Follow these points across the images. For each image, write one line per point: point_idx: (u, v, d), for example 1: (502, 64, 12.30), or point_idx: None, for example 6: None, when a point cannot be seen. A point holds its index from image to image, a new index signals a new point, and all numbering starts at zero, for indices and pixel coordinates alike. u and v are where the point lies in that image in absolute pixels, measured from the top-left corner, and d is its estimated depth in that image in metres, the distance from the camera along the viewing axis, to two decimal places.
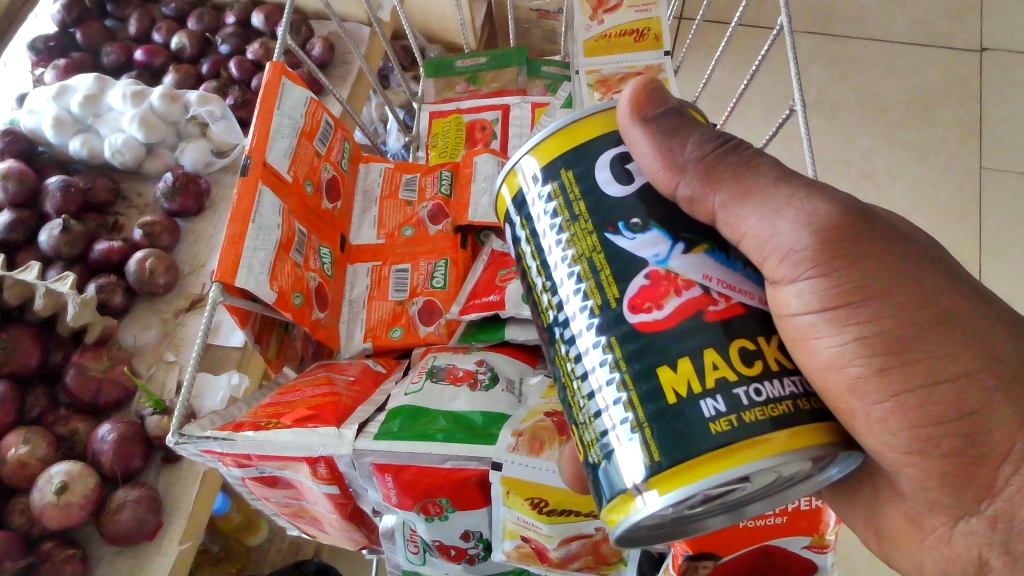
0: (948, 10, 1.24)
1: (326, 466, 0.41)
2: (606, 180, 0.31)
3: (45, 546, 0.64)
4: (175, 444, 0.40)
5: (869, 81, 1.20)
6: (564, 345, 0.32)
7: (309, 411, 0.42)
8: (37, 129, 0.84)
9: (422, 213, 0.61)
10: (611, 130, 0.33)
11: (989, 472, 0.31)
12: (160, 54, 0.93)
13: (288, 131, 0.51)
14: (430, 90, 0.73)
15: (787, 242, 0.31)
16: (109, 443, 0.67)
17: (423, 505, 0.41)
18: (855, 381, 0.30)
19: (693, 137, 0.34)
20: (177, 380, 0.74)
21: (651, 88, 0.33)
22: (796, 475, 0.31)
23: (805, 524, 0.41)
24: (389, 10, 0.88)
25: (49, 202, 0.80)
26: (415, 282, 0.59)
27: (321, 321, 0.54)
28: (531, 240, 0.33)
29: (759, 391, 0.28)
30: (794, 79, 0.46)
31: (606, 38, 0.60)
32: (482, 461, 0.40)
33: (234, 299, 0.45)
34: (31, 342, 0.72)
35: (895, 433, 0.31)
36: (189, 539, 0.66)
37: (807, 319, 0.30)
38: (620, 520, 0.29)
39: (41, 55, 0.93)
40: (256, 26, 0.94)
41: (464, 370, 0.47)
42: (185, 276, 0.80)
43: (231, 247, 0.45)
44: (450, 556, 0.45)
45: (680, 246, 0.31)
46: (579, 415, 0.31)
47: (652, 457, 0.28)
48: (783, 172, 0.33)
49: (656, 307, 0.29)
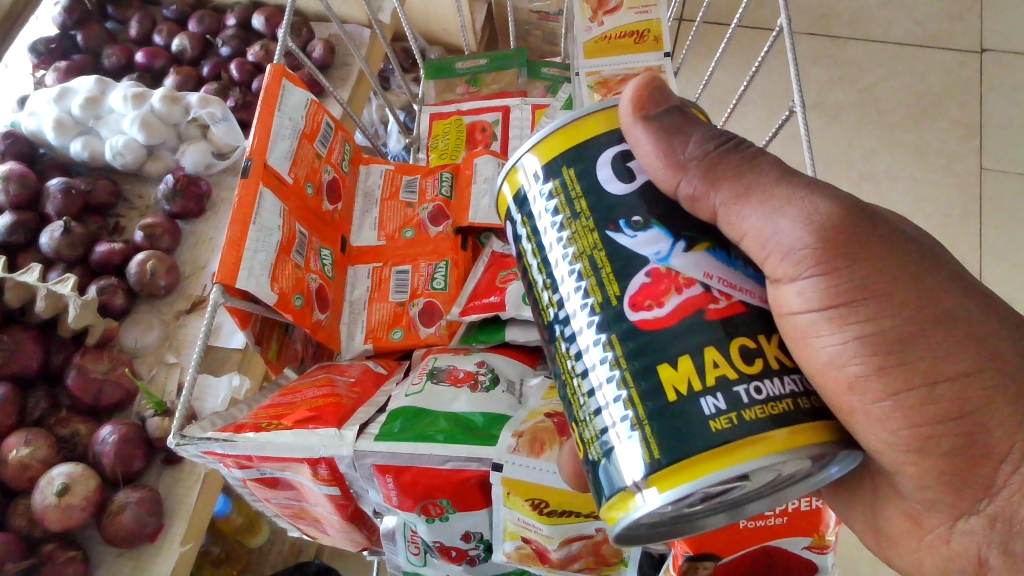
0: (947, 11, 1.24)
1: (326, 467, 0.41)
2: (607, 178, 0.32)
3: (47, 547, 0.64)
4: (176, 444, 0.40)
5: (869, 82, 1.20)
6: (564, 343, 0.32)
7: (310, 412, 0.42)
8: (38, 131, 0.84)
9: (423, 214, 0.61)
10: (613, 129, 0.33)
11: (988, 471, 0.31)
12: (160, 56, 0.94)
13: (289, 132, 0.51)
14: (431, 92, 0.73)
15: (787, 241, 0.32)
16: (110, 444, 0.67)
17: (423, 505, 0.41)
18: (855, 380, 0.30)
19: (694, 135, 0.34)
20: (178, 382, 0.74)
21: (652, 86, 0.33)
22: (796, 474, 0.31)
23: (806, 524, 0.40)
24: (389, 11, 0.88)
25: (50, 204, 0.80)
26: (415, 283, 0.59)
27: (321, 322, 0.54)
28: (531, 238, 0.33)
29: (760, 389, 0.28)
30: (794, 80, 0.46)
31: (606, 39, 0.60)
32: (482, 462, 0.40)
33: (235, 300, 0.45)
34: (32, 344, 0.72)
35: (895, 432, 0.31)
36: (189, 540, 0.66)
37: (807, 317, 0.30)
38: (619, 518, 0.29)
39: (42, 58, 0.93)
40: (256, 28, 0.94)
41: (465, 371, 0.47)
42: (186, 278, 0.80)
43: (232, 248, 0.45)
44: (451, 557, 0.45)
45: (681, 245, 0.31)
46: (579, 413, 0.31)
47: (652, 455, 0.28)
48: (784, 171, 0.33)
49: (657, 304, 0.29)
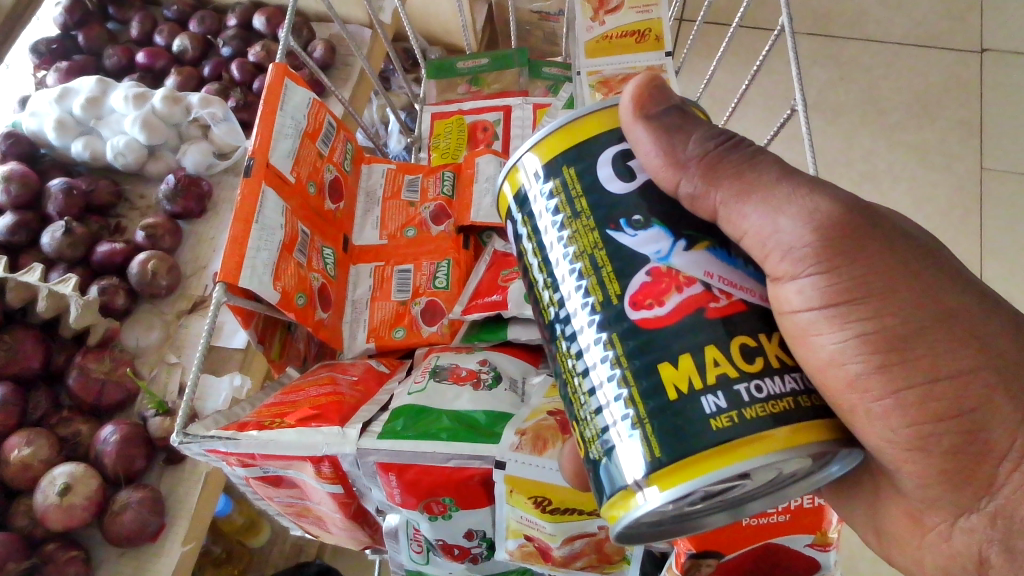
0: (947, 11, 1.24)
1: (330, 466, 0.41)
2: (608, 177, 0.32)
3: (48, 547, 0.64)
4: (179, 443, 0.40)
5: (869, 81, 1.20)
6: (565, 342, 0.32)
7: (313, 410, 0.42)
8: (39, 132, 0.84)
9: (424, 214, 0.61)
10: (613, 128, 0.33)
11: (988, 469, 0.31)
12: (162, 56, 0.94)
13: (291, 131, 0.51)
14: (431, 92, 0.73)
15: (788, 239, 0.32)
16: (112, 444, 0.67)
17: (426, 503, 0.41)
18: (855, 378, 0.30)
19: (695, 134, 0.34)
20: (179, 381, 0.74)
21: (652, 85, 0.33)
22: (797, 472, 0.31)
23: (807, 521, 0.41)
24: (390, 11, 0.88)
25: (51, 204, 0.80)
26: (417, 282, 0.59)
27: (323, 321, 0.54)
28: (532, 237, 0.33)
29: (760, 387, 0.28)
30: (795, 78, 0.45)
31: (607, 38, 0.60)
32: (485, 460, 0.40)
33: (237, 299, 0.45)
34: (34, 343, 0.72)
35: (896, 430, 0.31)
36: (191, 541, 0.66)
37: (808, 315, 0.30)
38: (620, 517, 0.29)
39: (44, 58, 0.94)
40: (257, 28, 0.94)
41: (467, 370, 0.47)
42: (187, 278, 0.81)
43: (234, 247, 0.45)
44: (453, 555, 0.45)
45: (682, 243, 0.31)
46: (580, 412, 0.31)
47: (652, 454, 0.28)
48: (784, 169, 0.33)
49: (657, 303, 0.29)
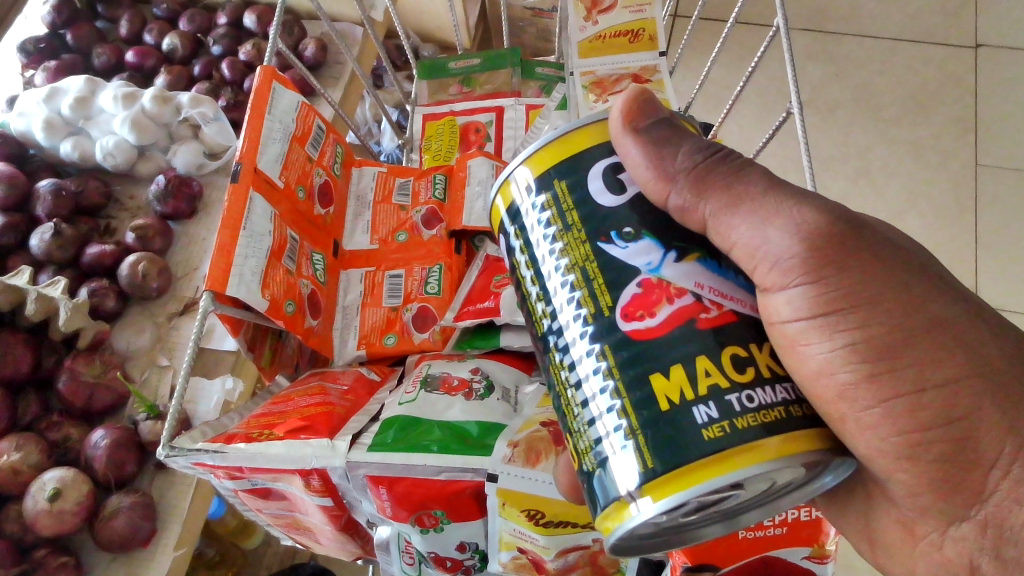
0: (943, 7, 1.24)
1: (319, 478, 0.40)
2: (599, 190, 0.31)
3: (39, 553, 0.64)
4: (166, 456, 0.40)
5: (864, 77, 1.20)
6: (557, 354, 0.31)
7: (303, 422, 0.41)
8: (28, 132, 0.83)
9: (416, 218, 0.60)
10: (604, 141, 0.32)
11: (977, 478, 0.31)
12: (151, 55, 0.93)
13: (279, 135, 0.50)
14: (422, 92, 0.71)
15: (776, 250, 0.31)
16: (102, 448, 0.67)
17: (418, 516, 0.41)
18: (845, 387, 0.29)
19: (684, 146, 0.34)
20: (171, 384, 0.73)
21: (642, 98, 0.33)
22: (790, 483, 0.30)
23: (805, 533, 0.41)
24: (382, 10, 0.87)
25: (40, 206, 0.79)
26: (409, 287, 0.58)
27: (314, 328, 0.54)
28: (525, 250, 0.33)
29: (752, 397, 0.27)
30: (790, 77, 0.44)
31: (601, 38, 0.59)
32: (477, 473, 0.39)
33: (225, 307, 0.44)
34: (23, 348, 0.71)
35: (884, 439, 0.30)
36: (183, 545, 0.66)
37: (797, 326, 0.30)
38: (613, 529, 0.29)
39: (31, 57, 0.92)
40: (248, 27, 0.93)
41: (459, 379, 0.47)
42: (178, 279, 0.80)
43: (222, 254, 0.44)
44: (446, 567, 0.44)
45: (672, 254, 0.30)
46: (574, 424, 0.31)
47: (645, 464, 0.27)
48: (772, 180, 0.33)
49: (648, 314, 0.29)
